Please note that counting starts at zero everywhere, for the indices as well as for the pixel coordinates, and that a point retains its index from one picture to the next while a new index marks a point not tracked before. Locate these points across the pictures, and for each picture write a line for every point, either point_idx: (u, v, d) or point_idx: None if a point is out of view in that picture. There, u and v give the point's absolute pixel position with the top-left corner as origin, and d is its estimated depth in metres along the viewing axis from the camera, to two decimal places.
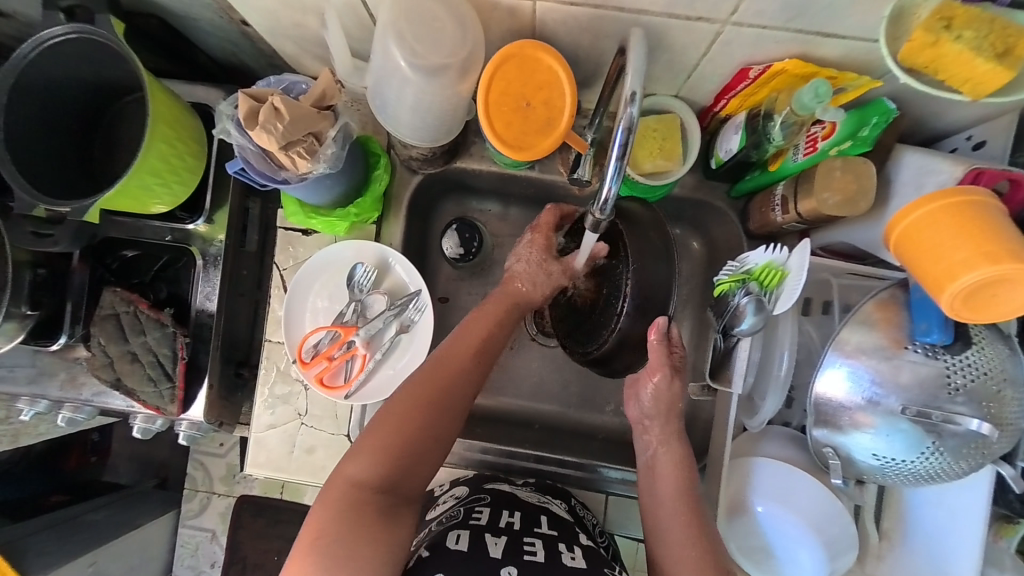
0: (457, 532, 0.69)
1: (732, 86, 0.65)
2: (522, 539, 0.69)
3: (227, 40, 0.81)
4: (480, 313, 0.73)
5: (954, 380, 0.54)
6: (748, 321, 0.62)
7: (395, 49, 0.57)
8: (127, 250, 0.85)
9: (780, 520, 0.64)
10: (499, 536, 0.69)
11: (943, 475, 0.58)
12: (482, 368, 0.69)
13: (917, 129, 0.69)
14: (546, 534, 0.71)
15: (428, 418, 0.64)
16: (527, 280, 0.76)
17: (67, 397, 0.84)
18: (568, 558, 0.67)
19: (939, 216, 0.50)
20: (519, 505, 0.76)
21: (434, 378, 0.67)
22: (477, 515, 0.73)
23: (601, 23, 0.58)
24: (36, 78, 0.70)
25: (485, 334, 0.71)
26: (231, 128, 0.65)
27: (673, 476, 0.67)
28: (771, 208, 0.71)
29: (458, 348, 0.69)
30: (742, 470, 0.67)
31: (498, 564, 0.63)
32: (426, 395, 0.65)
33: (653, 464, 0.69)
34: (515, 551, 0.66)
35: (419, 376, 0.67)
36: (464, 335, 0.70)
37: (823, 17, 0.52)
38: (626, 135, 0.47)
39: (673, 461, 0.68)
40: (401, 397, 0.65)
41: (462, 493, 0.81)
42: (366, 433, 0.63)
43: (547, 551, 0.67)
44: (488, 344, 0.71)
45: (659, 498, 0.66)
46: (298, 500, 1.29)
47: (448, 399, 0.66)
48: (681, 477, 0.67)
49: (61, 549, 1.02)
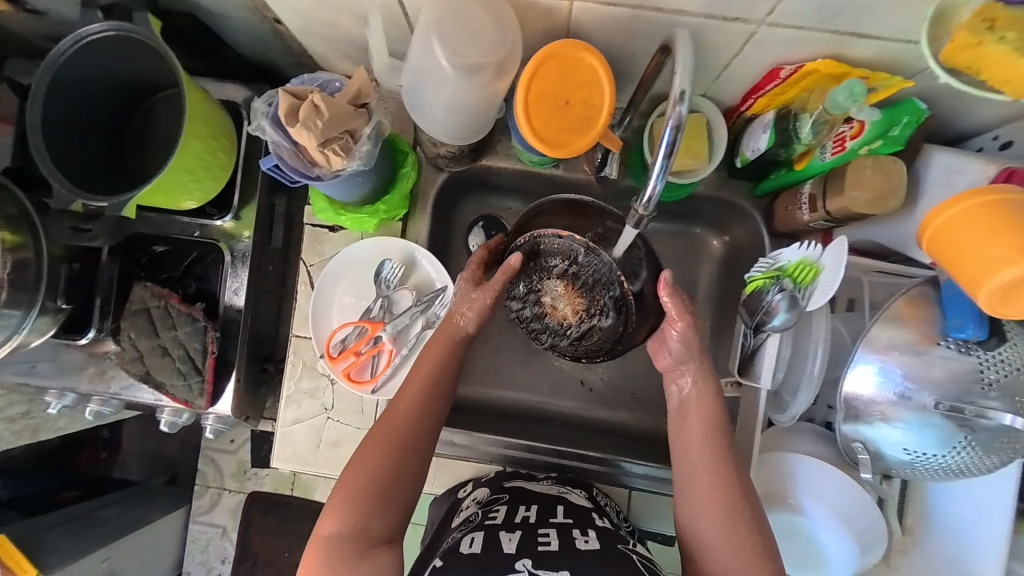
0: (472, 535, 0.69)
1: (761, 86, 0.66)
2: (537, 530, 0.69)
3: (257, 38, 0.81)
4: (425, 352, 0.72)
5: (987, 375, 0.55)
6: (781, 318, 0.64)
7: (436, 47, 0.57)
8: (157, 246, 0.85)
9: (810, 521, 0.67)
10: (514, 531, 0.69)
11: (971, 470, 0.59)
12: (433, 403, 0.69)
13: (942, 128, 0.70)
14: (561, 522, 0.71)
15: (388, 459, 0.65)
16: (466, 316, 0.73)
17: (94, 391, 0.84)
18: (582, 541, 0.67)
19: (972, 215, 0.51)
20: (534, 499, 0.77)
21: (388, 422, 0.67)
22: (494, 514, 0.73)
23: (636, 23, 0.59)
24: (73, 74, 0.70)
25: (439, 363, 0.71)
26: (264, 125, 0.65)
27: (703, 426, 0.65)
28: (798, 207, 0.71)
29: (409, 391, 0.69)
30: (773, 467, 0.68)
31: (512, 560, 0.63)
32: (384, 436, 0.66)
33: (685, 412, 0.67)
34: (529, 544, 0.66)
35: (378, 418, 0.68)
36: (417, 369, 0.71)
37: (858, 17, 0.53)
38: (675, 133, 0.49)
39: (706, 411, 0.66)
40: (364, 441, 0.66)
41: (483, 497, 0.80)
42: (336, 485, 0.65)
43: (561, 540, 0.67)
44: (444, 372, 0.71)
45: (688, 449, 0.65)
46: (310, 497, 1.28)
47: (408, 433, 0.67)
48: (712, 429, 0.65)
49: (78, 544, 1.02)
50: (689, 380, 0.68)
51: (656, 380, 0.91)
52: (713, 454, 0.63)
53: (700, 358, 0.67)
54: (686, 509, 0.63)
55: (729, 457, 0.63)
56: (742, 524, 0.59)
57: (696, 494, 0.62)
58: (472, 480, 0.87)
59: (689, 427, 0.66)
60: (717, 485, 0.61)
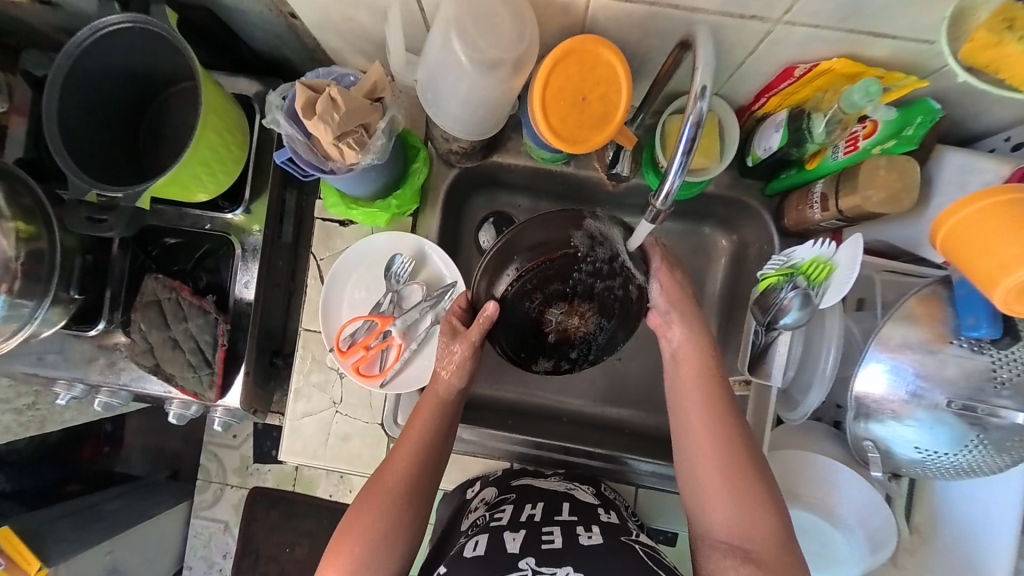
0: (477, 538, 0.69)
1: (775, 85, 0.66)
2: (541, 529, 0.69)
3: (271, 33, 0.82)
4: (417, 411, 0.71)
5: (999, 374, 0.55)
6: (793, 316, 0.64)
7: (455, 42, 0.58)
8: (169, 238, 0.86)
9: (826, 522, 0.68)
10: (518, 530, 0.68)
11: (981, 469, 0.59)
12: (428, 464, 0.68)
13: (954, 129, 0.71)
14: (565, 520, 0.71)
15: (382, 522, 0.64)
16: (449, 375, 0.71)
17: (105, 382, 0.84)
18: (585, 537, 0.67)
19: (986, 214, 0.52)
20: (541, 496, 0.77)
21: (383, 483, 0.67)
22: (500, 515, 0.73)
23: (653, 20, 0.59)
24: (89, 66, 0.71)
25: (433, 422, 0.70)
26: (281, 119, 0.65)
27: (695, 376, 0.67)
28: (810, 206, 0.71)
29: (400, 455, 0.68)
30: (795, 462, 0.69)
31: (515, 559, 0.63)
32: (379, 498, 0.66)
33: (678, 363, 0.69)
34: (533, 543, 0.66)
35: (374, 477, 0.68)
36: (410, 428, 0.70)
37: (875, 17, 0.53)
38: (694, 129, 0.50)
39: (697, 361, 0.67)
40: (360, 503, 0.66)
41: (491, 498, 0.80)
42: (332, 545, 0.65)
43: (565, 539, 0.67)
44: (438, 430, 0.70)
45: (682, 400, 0.66)
46: (313, 493, 1.23)
47: (404, 496, 0.66)
48: (705, 378, 0.66)
49: (81, 537, 1.02)
50: (678, 329, 0.69)
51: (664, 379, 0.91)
52: (706, 403, 0.65)
53: (684, 308, 0.69)
54: (684, 461, 0.64)
55: (723, 406, 0.65)
56: (738, 472, 0.61)
57: (692, 445, 0.64)
58: (478, 480, 0.88)
59: (683, 378, 0.67)
60: (712, 436, 0.63)
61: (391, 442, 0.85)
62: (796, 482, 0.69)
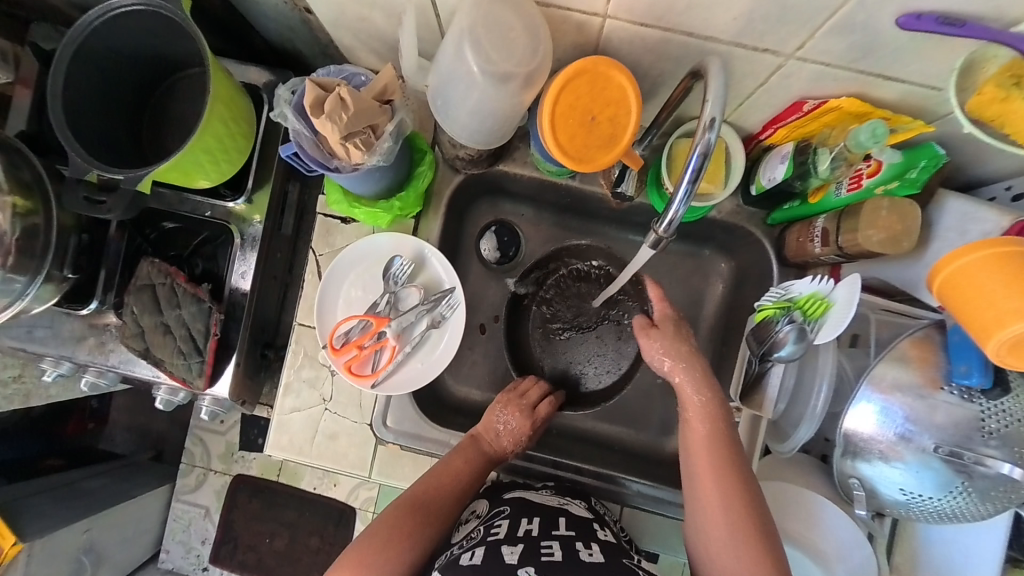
0: (474, 549, 0.68)
1: (782, 117, 0.66)
2: (539, 545, 0.68)
3: (286, 26, 0.81)
4: (461, 449, 0.76)
5: (987, 424, 0.55)
6: (788, 349, 0.65)
7: (469, 53, 0.58)
8: (168, 222, 0.84)
9: (810, 559, 0.68)
10: (516, 545, 0.67)
11: (965, 515, 0.59)
12: (466, 497, 0.73)
13: (957, 174, 0.71)
14: (564, 535, 0.69)
15: (419, 533, 0.68)
16: (492, 432, 0.78)
17: (93, 362, 0.83)
18: (586, 554, 0.67)
19: (988, 263, 0.52)
20: (537, 510, 0.74)
21: (423, 505, 0.70)
22: (496, 530, 0.71)
23: (666, 45, 0.59)
24: (97, 45, 0.70)
25: (473, 465, 0.75)
26: (289, 113, 0.64)
27: (702, 420, 0.67)
28: (810, 239, 0.71)
29: (443, 483, 0.72)
30: (806, 505, 0.69)
31: (514, 569, 0.62)
32: (417, 510, 0.69)
33: (688, 421, 0.68)
34: (533, 557, 0.65)
35: (410, 497, 0.70)
36: (452, 461, 0.74)
37: (887, 59, 0.54)
38: (701, 159, 0.51)
39: (710, 421, 0.66)
40: (394, 513, 0.68)
41: (483, 510, 0.80)
42: (352, 547, 0.65)
43: (565, 553, 0.66)
44: (476, 474, 0.74)
45: (691, 459, 0.66)
46: (296, 484, 1.21)
47: (445, 516, 0.71)
48: (711, 420, 0.66)
49: (58, 514, 1.01)
50: (683, 384, 0.69)
51: (654, 399, 0.91)
52: (714, 466, 0.64)
53: (685, 356, 0.71)
54: (692, 509, 0.65)
55: (731, 468, 0.63)
56: (745, 532, 0.60)
57: (697, 493, 0.64)
58: None
59: (694, 418, 0.67)
60: (716, 488, 0.62)
61: (379, 442, 0.84)
62: (778, 512, 0.69)
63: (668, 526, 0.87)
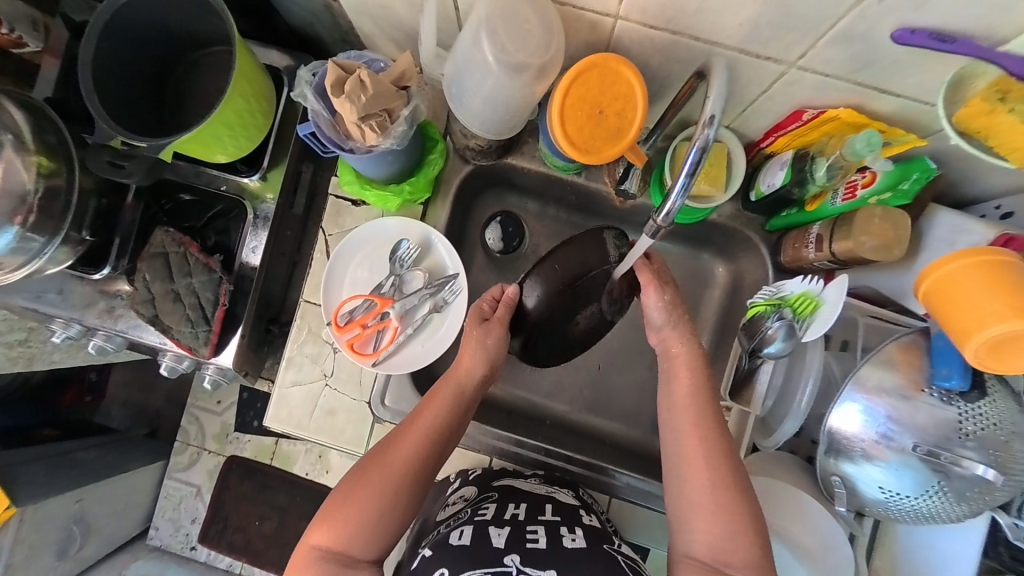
0: (462, 528, 0.70)
1: (784, 125, 0.69)
2: (525, 528, 0.69)
3: (309, 12, 0.84)
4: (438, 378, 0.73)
5: (965, 426, 0.57)
6: (777, 346, 0.68)
7: (485, 42, 0.60)
8: (184, 195, 0.87)
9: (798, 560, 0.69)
10: (503, 527, 0.69)
11: (942, 516, 0.61)
12: (456, 418, 0.71)
13: (950, 190, 0.74)
14: (549, 520, 0.71)
15: (411, 451, 0.67)
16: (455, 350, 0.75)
17: (101, 326, 0.86)
18: (569, 538, 0.67)
19: (971, 271, 0.54)
20: (523, 498, 0.77)
21: (413, 428, 0.68)
22: (484, 511, 0.73)
23: (673, 47, 0.62)
24: (128, 18, 0.73)
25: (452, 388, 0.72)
26: (308, 93, 0.67)
27: (685, 367, 0.69)
28: (805, 245, 0.73)
29: (428, 407, 0.70)
30: (791, 507, 0.70)
31: (501, 554, 0.63)
32: (406, 434, 0.68)
33: (675, 374, 0.69)
34: (518, 540, 0.66)
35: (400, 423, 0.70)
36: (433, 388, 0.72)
37: (884, 72, 0.57)
38: (700, 153, 0.53)
39: (693, 372, 0.68)
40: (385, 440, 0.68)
41: (471, 495, 0.81)
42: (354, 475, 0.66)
43: (550, 538, 0.67)
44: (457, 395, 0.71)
45: (676, 412, 0.67)
46: (288, 469, 1.21)
47: (437, 435, 0.68)
48: (691, 364, 0.69)
49: (50, 482, 1.01)
50: (669, 339, 0.71)
51: (645, 396, 0.92)
52: (698, 420, 0.65)
53: (681, 325, 0.71)
54: (672, 462, 0.66)
55: (714, 421, 0.65)
56: (722, 477, 0.62)
57: (679, 442, 0.65)
58: (460, 474, 0.89)
59: (677, 369, 0.69)
60: (697, 435, 0.64)
61: (376, 420, 0.86)
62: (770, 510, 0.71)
63: (655, 523, 0.88)
